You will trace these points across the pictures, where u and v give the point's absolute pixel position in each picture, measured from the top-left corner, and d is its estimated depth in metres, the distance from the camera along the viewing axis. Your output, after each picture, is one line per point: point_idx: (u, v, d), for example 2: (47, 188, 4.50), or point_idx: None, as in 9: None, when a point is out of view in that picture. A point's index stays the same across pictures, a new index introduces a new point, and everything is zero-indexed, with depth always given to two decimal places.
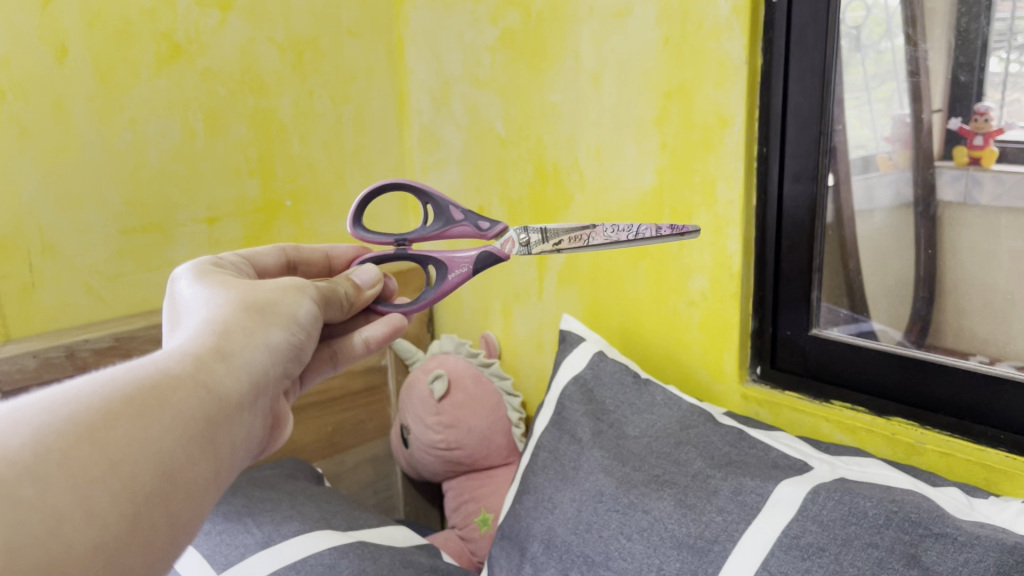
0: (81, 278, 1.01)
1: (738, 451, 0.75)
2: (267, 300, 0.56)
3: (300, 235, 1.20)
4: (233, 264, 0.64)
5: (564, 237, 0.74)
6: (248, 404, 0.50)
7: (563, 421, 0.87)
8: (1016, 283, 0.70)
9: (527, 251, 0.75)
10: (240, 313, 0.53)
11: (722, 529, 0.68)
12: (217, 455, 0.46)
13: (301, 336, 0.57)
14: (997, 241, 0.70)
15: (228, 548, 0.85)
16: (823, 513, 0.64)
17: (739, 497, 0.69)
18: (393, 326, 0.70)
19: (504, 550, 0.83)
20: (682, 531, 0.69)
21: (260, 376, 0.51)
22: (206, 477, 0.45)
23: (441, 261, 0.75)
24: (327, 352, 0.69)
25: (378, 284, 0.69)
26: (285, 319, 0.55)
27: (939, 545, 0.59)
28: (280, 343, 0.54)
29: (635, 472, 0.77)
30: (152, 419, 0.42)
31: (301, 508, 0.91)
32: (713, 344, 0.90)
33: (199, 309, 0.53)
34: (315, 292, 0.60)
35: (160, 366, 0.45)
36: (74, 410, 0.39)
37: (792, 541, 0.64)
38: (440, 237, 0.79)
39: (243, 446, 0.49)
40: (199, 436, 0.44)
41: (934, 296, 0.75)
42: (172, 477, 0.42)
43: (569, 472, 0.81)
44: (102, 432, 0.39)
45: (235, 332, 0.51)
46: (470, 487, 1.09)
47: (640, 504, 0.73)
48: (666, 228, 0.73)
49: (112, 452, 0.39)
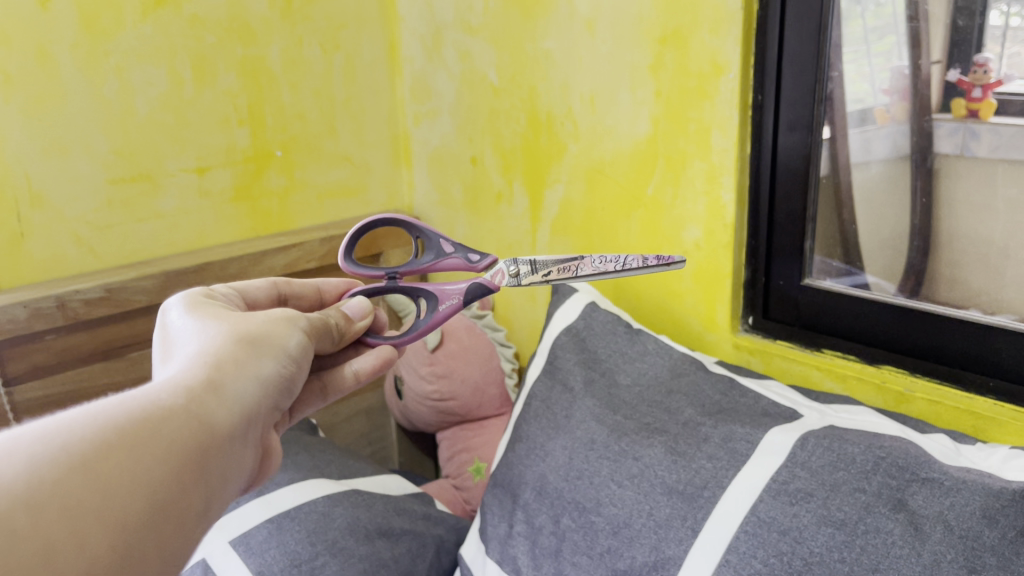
0: (70, 228, 1.00)
1: (728, 399, 0.76)
2: (260, 330, 0.55)
3: (291, 185, 1.19)
4: (224, 296, 0.62)
5: (553, 269, 0.70)
6: (240, 435, 0.49)
7: (555, 370, 0.87)
8: (1012, 236, 0.69)
9: (517, 283, 0.72)
10: (232, 344, 0.52)
11: (711, 476, 0.68)
12: (212, 488, 0.45)
13: (294, 367, 0.56)
14: (994, 193, 0.69)
15: None
16: (812, 459, 0.65)
17: (729, 444, 0.70)
18: (384, 356, 0.68)
19: (496, 497, 0.84)
20: (672, 477, 0.70)
21: (252, 409, 0.50)
22: (200, 509, 0.44)
23: (431, 293, 0.72)
24: (316, 383, 0.66)
25: (369, 316, 0.68)
26: (278, 352, 0.54)
27: (926, 489, 0.60)
28: (272, 375, 0.53)
29: (626, 420, 0.77)
30: (147, 450, 0.41)
31: (295, 458, 0.92)
32: (705, 294, 0.90)
33: (190, 341, 0.52)
34: (307, 323, 0.59)
35: (153, 398, 0.44)
36: (67, 439, 0.39)
37: (781, 487, 0.64)
38: (430, 269, 0.78)
39: (237, 477, 0.48)
40: (195, 467, 0.44)
41: (929, 248, 0.74)
42: (166, 510, 0.41)
43: (560, 420, 0.82)
44: (95, 465, 0.39)
45: (228, 361, 0.50)
46: (463, 438, 1.10)
47: (631, 451, 0.74)
48: (652, 259, 0.68)
49: (107, 484, 0.39)
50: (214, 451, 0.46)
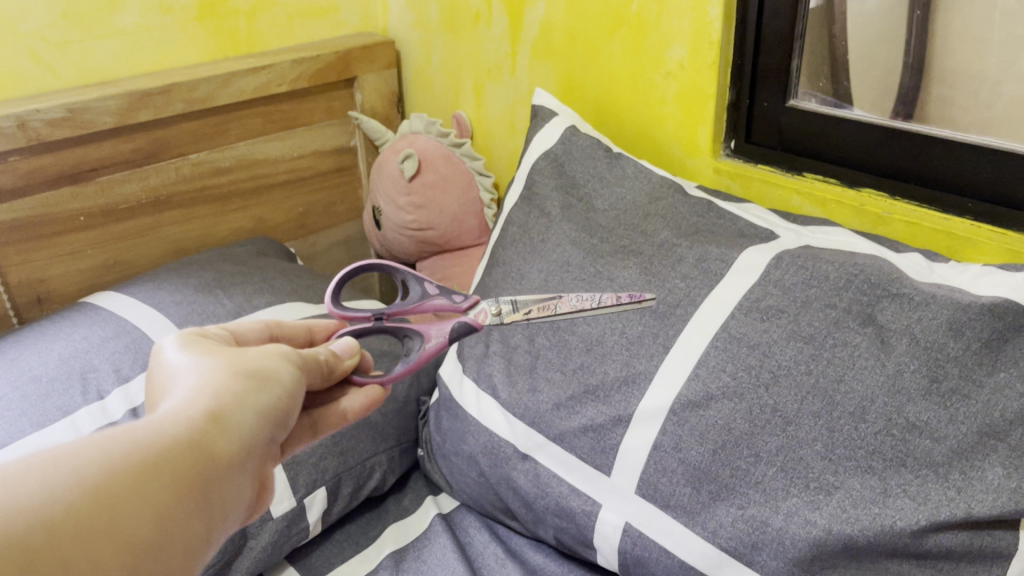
0: (25, 45, 0.95)
1: (705, 221, 0.75)
2: (267, 361, 0.51)
3: (258, 4, 1.13)
4: (221, 333, 0.56)
5: (532, 309, 0.66)
6: (244, 467, 0.46)
7: (533, 196, 0.86)
8: (1004, 70, 0.67)
9: (500, 321, 0.66)
10: (234, 378, 0.48)
11: (685, 295, 0.69)
12: (212, 521, 0.43)
13: (293, 403, 0.51)
14: (992, 28, 0.67)
15: (199, 317, 0.82)
16: (785, 277, 0.65)
17: (703, 265, 0.70)
18: (374, 393, 0.63)
19: None
20: (646, 296, 0.71)
21: (257, 443, 0.47)
22: (189, 557, 0.41)
23: (417, 331, 0.67)
24: (306, 421, 0.60)
25: (357, 355, 0.62)
26: (278, 385, 0.50)
27: (895, 305, 0.60)
28: (280, 408, 0.49)
29: (602, 243, 0.77)
30: (154, 480, 0.39)
31: (272, 281, 0.90)
32: (687, 118, 0.88)
33: (188, 376, 0.47)
34: (300, 359, 0.54)
35: (158, 426, 0.42)
36: (79, 462, 0.37)
37: (754, 304, 0.65)
38: (413, 310, 0.71)
39: (230, 520, 0.45)
40: (187, 511, 0.40)
41: (921, 81, 0.72)
42: (151, 557, 0.38)
43: (537, 245, 0.81)
44: (104, 492, 0.37)
45: (228, 396, 0.46)
46: (441, 268, 1.10)
47: (606, 273, 0.74)
48: (624, 296, 0.66)
49: (97, 528, 0.36)
50: (208, 489, 0.42)
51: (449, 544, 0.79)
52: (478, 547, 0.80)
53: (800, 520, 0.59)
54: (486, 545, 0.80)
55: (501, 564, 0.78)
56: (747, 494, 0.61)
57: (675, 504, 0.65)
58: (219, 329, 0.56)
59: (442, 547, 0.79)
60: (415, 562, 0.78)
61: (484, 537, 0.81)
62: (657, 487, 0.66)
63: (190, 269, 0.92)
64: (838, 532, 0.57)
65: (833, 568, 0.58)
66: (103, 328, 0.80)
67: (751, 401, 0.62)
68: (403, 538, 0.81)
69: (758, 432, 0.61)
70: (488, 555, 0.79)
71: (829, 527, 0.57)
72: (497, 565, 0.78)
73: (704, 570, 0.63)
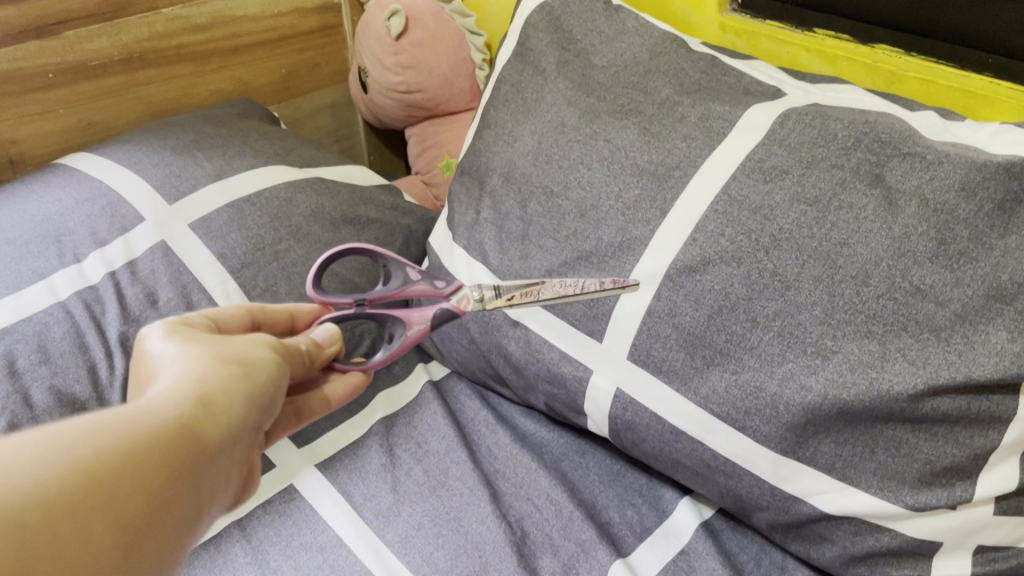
0: None
1: (709, 79, 0.71)
2: (262, 346, 0.49)
3: None
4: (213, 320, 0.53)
5: (515, 294, 0.66)
6: (233, 456, 0.44)
7: (527, 52, 0.81)
8: None
9: (482, 308, 0.67)
10: (227, 361, 0.46)
11: (685, 155, 0.65)
12: (198, 512, 0.41)
13: (279, 389, 0.48)
14: None
15: (177, 180, 0.79)
16: (791, 137, 0.62)
17: (705, 124, 0.66)
18: (356, 379, 0.61)
19: (463, 187, 0.82)
20: (644, 158, 0.67)
21: (247, 434, 0.45)
22: (166, 558, 0.39)
23: (397, 318, 0.66)
24: (291, 408, 0.58)
25: (338, 343, 0.58)
26: (273, 370, 0.48)
27: (906, 165, 0.57)
28: (273, 395, 0.47)
29: (599, 103, 0.73)
30: (143, 472, 0.37)
31: (253, 144, 0.86)
32: None
33: (172, 365, 0.44)
34: (286, 350, 0.51)
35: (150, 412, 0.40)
36: (70, 446, 0.36)
37: (757, 165, 0.62)
38: (395, 295, 0.70)
39: (212, 513, 0.43)
40: (166, 506, 0.38)
41: None
42: (127, 554, 0.36)
43: (531, 105, 0.77)
44: (92, 481, 0.35)
45: (213, 385, 0.43)
46: (432, 134, 1.07)
47: (603, 134, 0.71)
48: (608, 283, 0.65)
49: (71, 523, 0.34)
50: (188, 482, 0.40)
51: (439, 411, 0.79)
52: (469, 413, 0.80)
53: (796, 385, 0.58)
54: (476, 411, 0.80)
55: (492, 430, 0.78)
56: (743, 359, 0.60)
57: (667, 370, 0.64)
58: (208, 312, 0.52)
59: (433, 413, 0.79)
60: (405, 429, 0.78)
61: (475, 404, 0.81)
62: (650, 354, 0.64)
63: (166, 129, 0.87)
64: (832, 398, 0.56)
65: (825, 433, 0.58)
66: (77, 190, 0.76)
67: (750, 265, 0.60)
68: (393, 405, 0.81)
69: (756, 297, 0.60)
70: (479, 421, 0.79)
71: (825, 393, 0.56)
72: (488, 432, 0.78)
73: (693, 434, 0.63)
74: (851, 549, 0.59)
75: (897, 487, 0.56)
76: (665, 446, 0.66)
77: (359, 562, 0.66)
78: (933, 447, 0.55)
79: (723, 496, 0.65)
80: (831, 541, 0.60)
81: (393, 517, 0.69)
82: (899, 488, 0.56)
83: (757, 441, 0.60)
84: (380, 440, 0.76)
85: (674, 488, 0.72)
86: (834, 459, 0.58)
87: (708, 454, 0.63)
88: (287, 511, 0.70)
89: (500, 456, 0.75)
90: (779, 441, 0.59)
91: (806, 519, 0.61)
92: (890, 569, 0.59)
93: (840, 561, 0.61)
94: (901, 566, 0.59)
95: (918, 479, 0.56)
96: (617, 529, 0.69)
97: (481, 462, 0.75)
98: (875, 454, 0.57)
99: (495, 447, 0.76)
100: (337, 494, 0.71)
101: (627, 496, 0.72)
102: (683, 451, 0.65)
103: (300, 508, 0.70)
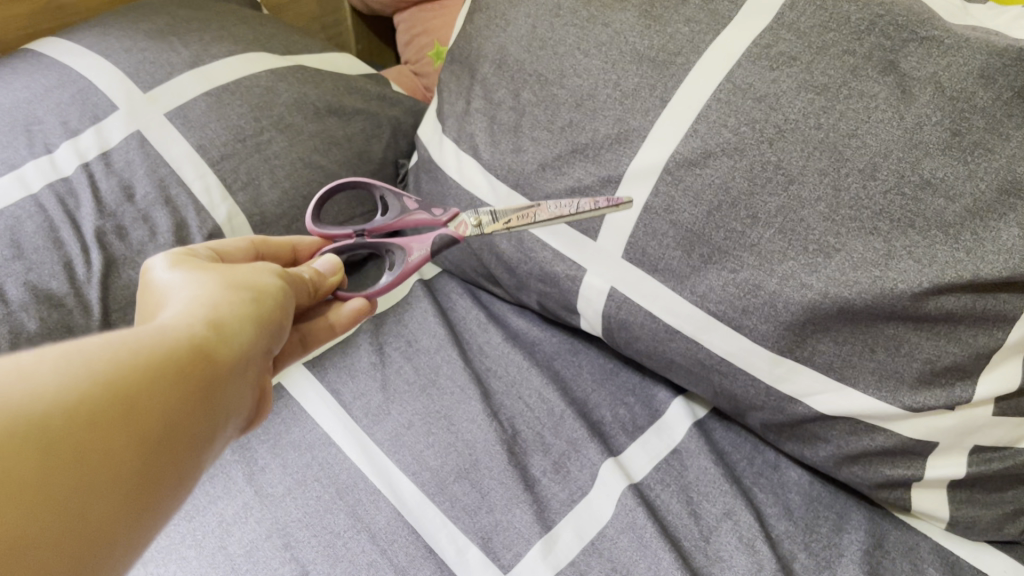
0: None
1: None
2: (268, 271, 0.49)
3: None
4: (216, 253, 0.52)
5: (511, 217, 0.62)
6: (245, 375, 0.44)
7: None
8: None
9: (482, 233, 0.63)
10: (234, 289, 0.45)
11: (687, 41, 0.61)
12: (215, 426, 0.41)
13: (287, 316, 0.49)
14: None
15: (151, 66, 0.74)
16: (801, 21, 0.58)
17: (711, 6, 0.62)
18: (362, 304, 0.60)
19: (454, 76, 0.78)
20: (644, 44, 0.63)
21: (257, 353, 0.45)
22: (183, 475, 0.38)
23: (395, 245, 0.64)
24: (296, 336, 0.59)
25: (340, 272, 0.58)
26: (279, 296, 0.48)
27: (922, 50, 0.54)
28: (280, 319, 0.47)
29: None
30: (155, 390, 0.37)
31: (231, 30, 0.81)
32: None
33: (184, 288, 0.44)
34: (290, 279, 0.51)
35: (163, 329, 0.40)
36: (82, 360, 0.35)
37: (763, 51, 0.58)
38: (393, 226, 0.67)
39: (224, 432, 0.43)
40: (181, 426, 0.38)
41: None
42: (142, 472, 0.36)
43: None
44: (104, 398, 0.35)
45: (227, 307, 0.43)
46: (422, 20, 1.02)
47: (601, 18, 0.66)
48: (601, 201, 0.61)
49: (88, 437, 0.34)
50: (206, 402, 0.40)
51: (429, 310, 0.77)
52: (460, 312, 0.78)
53: (796, 284, 0.56)
54: (468, 310, 0.78)
55: (484, 329, 0.76)
56: (742, 257, 0.58)
57: (663, 269, 0.62)
58: (209, 246, 0.52)
59: (423, 312, 0.77)
60: (395, 327, 0.76)
61: (467, 303, 0.79)
62: (646, 252, 0.62)
63: (139, 12, 0.82)
64: (832, 296, 0.54)
65: (824, 332, 0.56)
66: (46, 77, 0.72)
67: (752, 158, 0.57)
68: (383, 304, 0.79)
69: (758, 192, 0.57)
70: (471, 320, 0.77)
71: (825, 291, 0.54)
72: (480, 331, 0.76)
73: (690, 333, 0.62)
74: (845, 448, 0.59)
75: (895, 387, 0.55)
76: (659, 346, 0.64)
77: (348, 459, 0.65)
78: (934, 347, 0.53)
79: (717, 396, 0.64)
80: (826, 440, 0.60)
81: (383, 416, 0.69)
82: (897, 388, 0.55)
83: (753, 341, 0.59)
84: (369, 338, 0.75)
85: (668, 388, 0.71)
86: (831, 359, 0.57)
87: (703, 354, 0.62)
88: (275, 410, 0.69)
89: (492, 355, 0.74)
90: (776, 340, 0.58)
91: (800, 419, 0.60)
92: (883, 468, 0.59)
93: (833, 460, 0.60)
94: (895, 465, 0.58)
95: (917, 379, 0.55)
96: (609, 429, 0.68)
97: (472, 361, 0.73)
98: (875, 354, 0.55)
99: (487, 346, 0.75)
100: (326, 393, 0.70)
101: (620, 395, 0.71)
102: (678, 351, 0.63)
103: (289, 406, 0.69)
